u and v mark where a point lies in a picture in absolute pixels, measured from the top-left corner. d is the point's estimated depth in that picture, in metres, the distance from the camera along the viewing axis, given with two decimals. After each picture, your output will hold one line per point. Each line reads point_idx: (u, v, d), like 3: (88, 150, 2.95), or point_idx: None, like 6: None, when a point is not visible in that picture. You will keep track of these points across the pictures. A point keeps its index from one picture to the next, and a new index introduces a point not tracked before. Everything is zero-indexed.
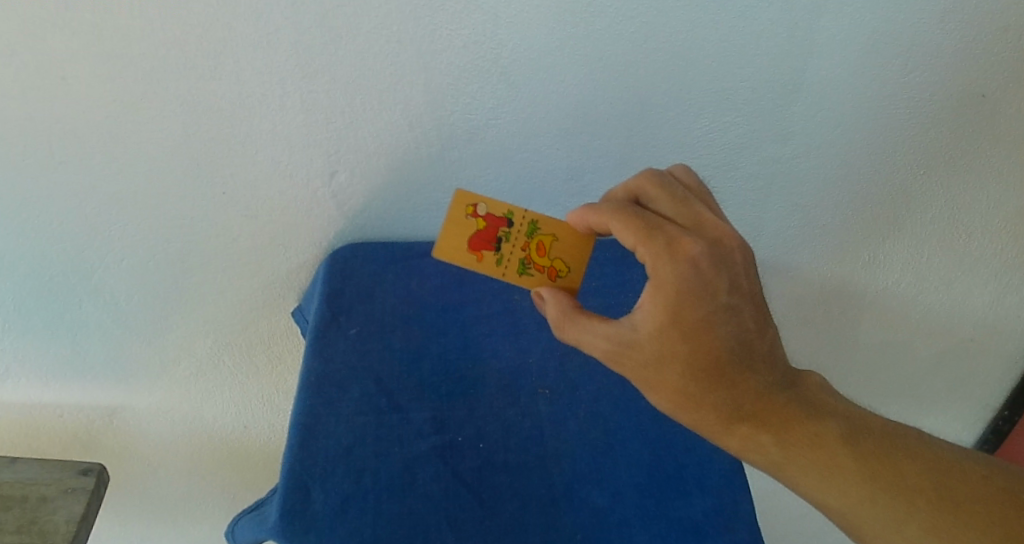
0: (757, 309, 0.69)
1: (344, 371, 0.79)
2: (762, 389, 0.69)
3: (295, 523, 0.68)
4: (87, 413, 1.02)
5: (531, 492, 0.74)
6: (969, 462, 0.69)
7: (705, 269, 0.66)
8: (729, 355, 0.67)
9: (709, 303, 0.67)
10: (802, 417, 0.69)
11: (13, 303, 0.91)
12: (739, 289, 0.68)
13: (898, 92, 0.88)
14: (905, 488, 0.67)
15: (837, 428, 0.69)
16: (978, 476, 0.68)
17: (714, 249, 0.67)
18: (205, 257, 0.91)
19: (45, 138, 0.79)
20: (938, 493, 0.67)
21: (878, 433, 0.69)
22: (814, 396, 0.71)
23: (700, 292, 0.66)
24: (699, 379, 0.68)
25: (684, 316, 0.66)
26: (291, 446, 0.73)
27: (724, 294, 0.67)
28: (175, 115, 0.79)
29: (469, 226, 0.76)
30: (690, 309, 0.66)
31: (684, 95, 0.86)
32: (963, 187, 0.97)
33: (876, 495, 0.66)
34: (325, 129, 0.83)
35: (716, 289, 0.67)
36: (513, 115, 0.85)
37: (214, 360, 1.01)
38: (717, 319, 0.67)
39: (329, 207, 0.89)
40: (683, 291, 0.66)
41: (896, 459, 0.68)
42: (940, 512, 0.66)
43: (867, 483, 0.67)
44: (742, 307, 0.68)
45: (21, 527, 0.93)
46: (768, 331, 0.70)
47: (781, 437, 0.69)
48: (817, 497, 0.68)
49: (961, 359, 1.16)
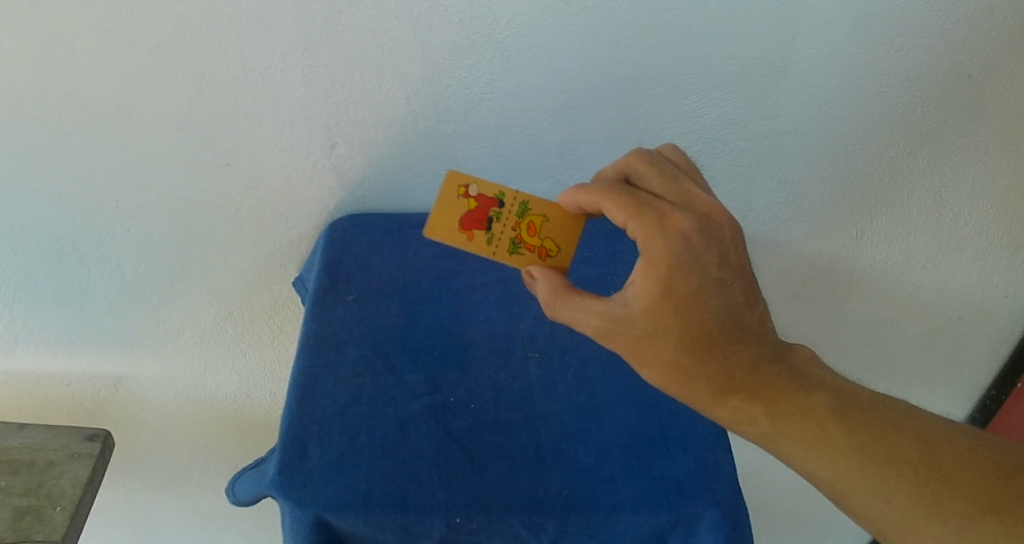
0: (746, 283, 0.71)
1: (342, 335, 0.83)
2: (754, 361, 0.70)
3: (293, 477, 0.72)
4: (93, 381, 1.06)
5: (519, 451, 0.77)
6: (957, 433, 0.70)
7: (694, 244, 0.69)
8: (721, 327, 0.69)
9: (700, 277, 0.69)
10: (793, 389, 0.70)
11: (22, 272, 0.95)
12: (727, 263, 0.70)
13: (884, 71, 0.90)
14: (894, 459, 0.68)
15: (827, 400, 0.70)
16: (966, 448, 0.69)
17: (703, 224, 0.70)
18: (209, 228, 0.94)
19: (54, 110, 0.83)
20: (926, 465, 0.68)
21: (870, 407, 0.70)
22: (805, 367, 0.72)
23: (691, 265, 0.69)
24: (692, 353, 0.69)
25: (676, 289, 0.68)
26: (290, 404, 0.77)
27: (714, 268, 0.69)
28: (182, 89, 0.83)
29: (460, 206, 0.78)
30: (682, 282, 0.68)
31: (674, 72, 0.88)
32: (949, 166, 0.99)
33: (864, 465, 0.68)
34: (325, 102, 0.86)
35: (706, 263, 0.69)
36: (508, 91, 0.88)
37: (216, 330, 1.04)
38: (708, 291, 0.69)
39: (329, 179, 0.92)
40: (675, 265, 0.68)
41: (888, 430, 0.69)
42: (928, 483, 0.67)
43: (857, 453, 0.68)
44: (731, 280, 0.70)
45: (29, 490, 0.96)
46: (757, 303, 0.71)
47: (771, 409, 0.69)
48: (807, 468, 0.69)
49: (949, 337, 1.18)
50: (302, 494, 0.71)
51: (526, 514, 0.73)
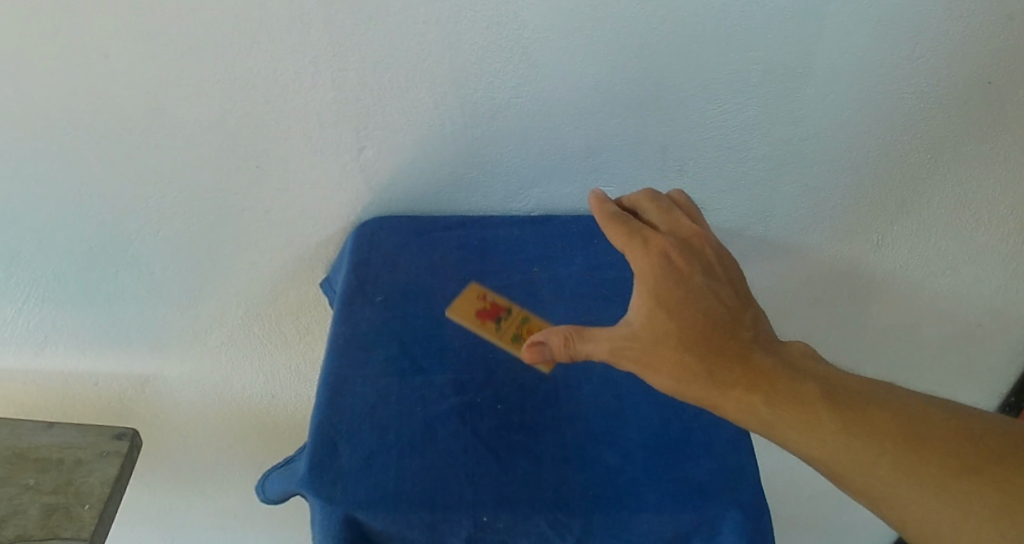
0: (735, 293, 0.76)
1: (371, 335, 0.84)
2: (761, 360, 0.71)
3: (323, 475, 0.73)
4: (121, 381, 1.07)
5: (545, 451, 0.77)
6: (956, 413, 0.69)
7: (675, 257, 0.76)
8: (716, 330, 0.72)
9: (685, 284, 0.74)
10: (787, 377, 0.70)
11: (54, 272, 0.96)
12: (711, 274, 0.76)
13: (906, 77, 0.91)
14: (892, 438, 0.67)
15: (821, 387, 0.69)
16: (965, 425, 0.68)
17: (683, 243, 0.78)
18: (237, 229, 0.96)
19: (88, 113, 0.84)
20: (924, 442, 0.67)
21: (889, 401, 0.69)
22: (815, 366, 0.72)
23: (675, 273, 0.75)
24: (693, 353, 0.71)
25: (668, 296, 0.74)
26: (320, 403, 0.78)
27: (698, 277, 0.75)
28: (214, 92, 0.84)
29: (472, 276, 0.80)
30: (671, 288, 0.74)
31: (698, 78, 0.89)
32: (970, 173, 1.00)
33: (861, 446, 0.67)
34: (354, 106, 0.87)
35: (690, 273, 0.75)
36: (534, 96, 0.89)
37: (243, 331, 1.05)
38: (697, 298, 0.74)
39: (357, 181, 0.93)
40: (660, 275, 0.74)
41: (892, 416, 0.68)
42: (927, 460, 0.66)
43: (853, 434, 0.67)
44: (717, 288, 0.75)
45: (58, 487, 0.97)
46: (752, 312, 0.75)
47: (767, 395, 0.69)
48: (808, 454, 0.68)
49: (968, 343, 1.18)
50: (332, 491, 0.73)
51: (552, 514, 0.73)
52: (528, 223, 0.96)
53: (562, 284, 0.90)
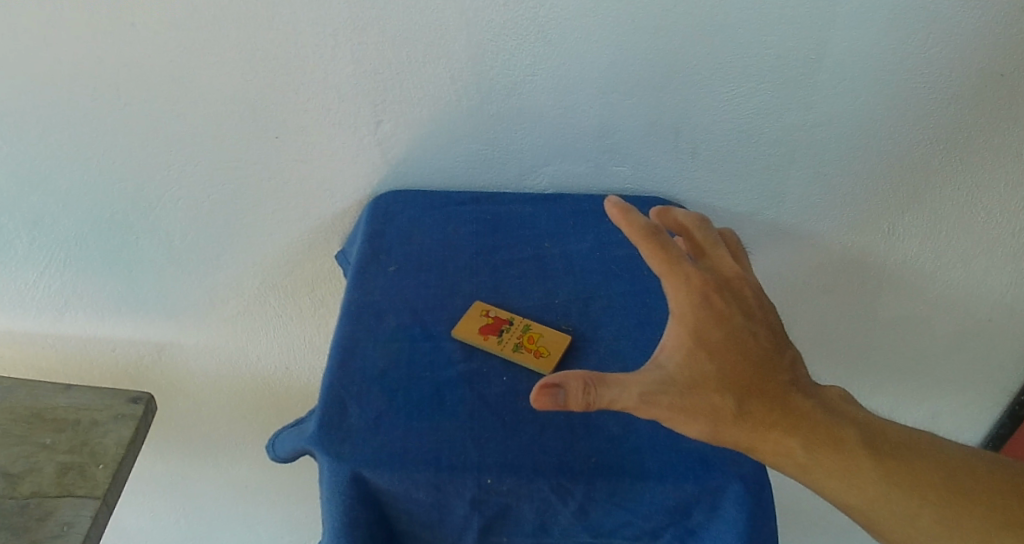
0: (772, 335, 0.74)
1: (383, 302, 0.85)
2: (804, 405, 0.71)
3: (332, 434, 0.75)
4: (138, 348, 1.10)
5: (550, 418, 0.77)
6: (973, 460, 0.73)
7: (716, 299, 0.74)
8: (758, 374, 0.71)
9: (726, 327, 0.73)
10: (828, 422, 0.70)
11: (75, 238, 0.99)
12: (750, 316, 0.74)
13: (918, 66, 0.92)
14: (923, 486, 0.70)
15: (860, 434, 0.71)
16: (983, 471, 0.72)
17: (723, 283, 0.75)
18: (255, 200, 0.98)
19: (114, 80, 0.87)
20: (952, 490, 0.70)
21: (915, 445, 0.72)
22: (853, 412, 0.73)
23: (717, 315, 0.73)
24: (733, 399, 0.69)
25: (708, 337, 0.72)
26: (332, 365, 0.80)
27: (739, 319, 0.73)
28: (236, 62, 0.87)
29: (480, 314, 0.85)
30: (711, 331, 0.72)
31: (713, 61, 0.91)
32: (982, 166, 1.01)
33: (894, 493, 0.69)
34: (373, 80, 0.89)
35: (732, 316, 0.73)
36: (550, 74, 0.90)
37: (259, 301, 1.07)
38: (737, 340, 0.72)
39: (374, 155, 0.95)
40: (702, 317, 0.72)
41: (922, 463, 0.71)
42: (954, 507, 0.70)
43: (889, 482, 0.69)
44: (756, 331, 0.74)
45: (73, 447, 0.99)
46: (789, 354, 0.74)
47: (809, 441, 0.69)
48: (843, 500, 0.69)
49: (978, 339, 1.19)
50: (341, 449, 0.74)
51: (555, 478, 0.73)
52: (540, 200, 0.98)
53: (573, 259, 0.91)
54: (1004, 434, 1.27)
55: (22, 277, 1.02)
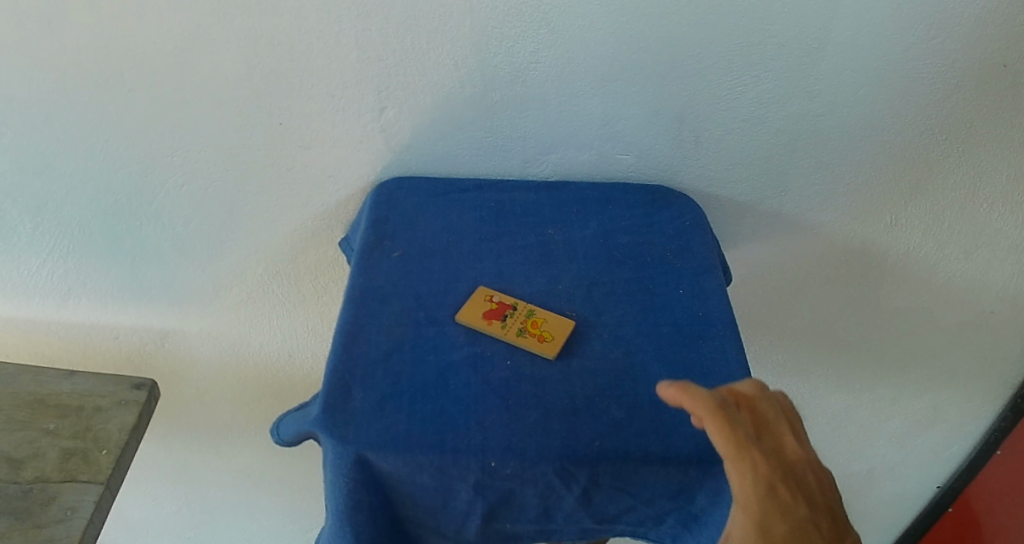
0: (837, 520, 0.68)
1: (387, 288, 0.86)
2: None
3: (336, 417, 0.75)
4: (141, 335, 1.10)
5: (554, 402, 0.77)
6: None
7: (780, 492, 0.67)
8: None
9: (791, 519, 0.66)
10: None
11: (78, 225, 0.99)
12: (815, 504, 0.68)
13: (921, 56, 0.92)
14: None
15: None
16: None
17: (788, 470, 0.68)
18: (259, 187, 0.98)
19: (118, 65, 0.87)
20: None
21: None
22: None
23: (782, 496, 0.66)
24: None
25: (768, 531, 0.65)
26: (336, 349, 0.80)
27: (804, 513, 0.67)
28: (240, 48, 0.87)
29: (483, 302, 0.85)
30: (774, 517, 0.66)
31: (716, 49, 0.91)
32: (984, 156, 1.01)
33: None
34: (377, 66, 0.89)
35: (798, 511, 0.66)
36: (553, 61, 0.91)
37: (263, 288, 1.08)
38: (801, 536, 0.65)
39: (378, 141, 0.95)
40: (764, 510, 0.66)
41: None
42: None
43: None
44: (823, 520, 0.67)
45: (77, 432, 0.99)
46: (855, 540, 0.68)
47: None
48: None
49: (979, 331, 1.19)
50: (344, 432, 0.74)
51: (559, 462, 0.73)
52: (543, 187, 0.99)
53: (576, 246, 0.92)
54: (1006, 427, 1.27)
55: (26, 263, 1.02)
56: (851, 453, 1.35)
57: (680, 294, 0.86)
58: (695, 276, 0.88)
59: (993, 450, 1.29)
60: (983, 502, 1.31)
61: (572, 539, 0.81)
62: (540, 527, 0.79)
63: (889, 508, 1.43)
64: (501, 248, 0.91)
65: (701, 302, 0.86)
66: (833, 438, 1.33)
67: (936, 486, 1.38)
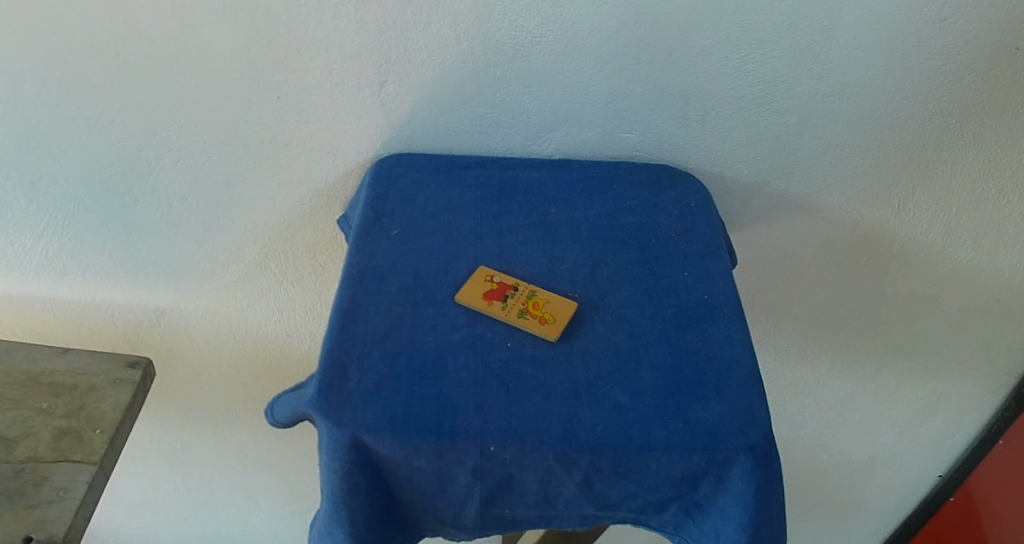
0: None
1: (385, 267, 0.84)
2: None
3: (332, 398, 0.73)
4: (137, 313, 1.09)
5: (555, 385, 0.75)
6: None
7: None
8: None
9: None
10: None
11: (73, 200, 0.97)
12: None
13: (934, 37, 0.90)
14: None
15: None
16: None
17: None
18: (256, 162, 0.96)
19: (111, 35, 0.85)
20: None
21: None
22: None
23: None
24: None
25: None
26: (332, 329, 0.78)
27: None
28: (236, 18, 0.85)
29: (484, 283, 0.83)
30: None
31: (724, 26, 0.88)
32: (996, 140, 0.99)
33: None
34: (377, 39, 0.87)
35: None
36: (557, 35, 0.88)
37: (261, 266, 1.06)
38: None
39: (377, 116, 0.93)
40: None
41: None
42: None
43: None
44: None
45: (70, 412, 0.98)
46: None
47: None
48: None
49: (985, 319, 1.18)
50: (340, 414, 0.72)
51: (559, 447, 0.71)
52: (546, 165, 0.97)
53: (579, 226, 0.90)
54: (1009, 417, 1.26)
55: (19, 239, 1.00)
56: (853, 441, 1.34)
57: (684, 277, 0.85)
58: (700, 258, 0.86)
59: (994, 440, 1.28)
60: (983, 494, 1.30)
61: (571, 526, 0.80)
62: (540, 513, 0.78)
63: (889, 496, 1.42)
64: (501, 228, 0.89)
65: (706, 285, 0.84)
66: (835, 425, 1.31)
67: (937, 474, 1.37)
